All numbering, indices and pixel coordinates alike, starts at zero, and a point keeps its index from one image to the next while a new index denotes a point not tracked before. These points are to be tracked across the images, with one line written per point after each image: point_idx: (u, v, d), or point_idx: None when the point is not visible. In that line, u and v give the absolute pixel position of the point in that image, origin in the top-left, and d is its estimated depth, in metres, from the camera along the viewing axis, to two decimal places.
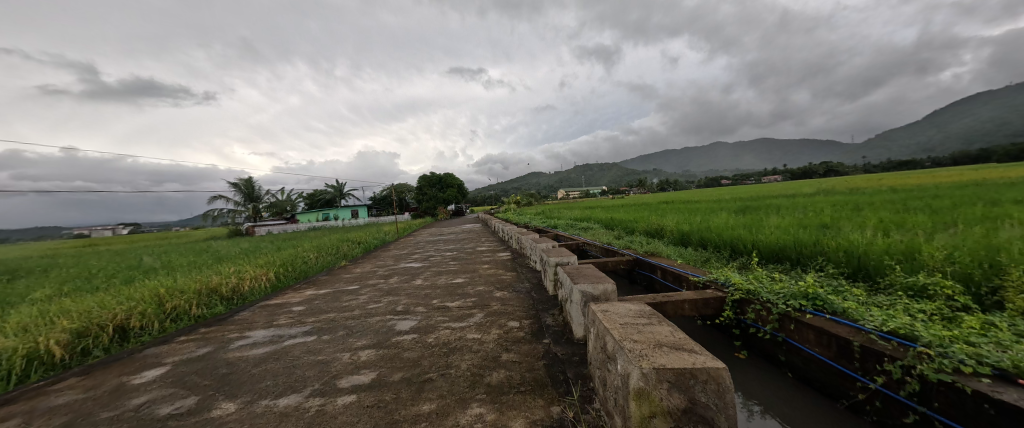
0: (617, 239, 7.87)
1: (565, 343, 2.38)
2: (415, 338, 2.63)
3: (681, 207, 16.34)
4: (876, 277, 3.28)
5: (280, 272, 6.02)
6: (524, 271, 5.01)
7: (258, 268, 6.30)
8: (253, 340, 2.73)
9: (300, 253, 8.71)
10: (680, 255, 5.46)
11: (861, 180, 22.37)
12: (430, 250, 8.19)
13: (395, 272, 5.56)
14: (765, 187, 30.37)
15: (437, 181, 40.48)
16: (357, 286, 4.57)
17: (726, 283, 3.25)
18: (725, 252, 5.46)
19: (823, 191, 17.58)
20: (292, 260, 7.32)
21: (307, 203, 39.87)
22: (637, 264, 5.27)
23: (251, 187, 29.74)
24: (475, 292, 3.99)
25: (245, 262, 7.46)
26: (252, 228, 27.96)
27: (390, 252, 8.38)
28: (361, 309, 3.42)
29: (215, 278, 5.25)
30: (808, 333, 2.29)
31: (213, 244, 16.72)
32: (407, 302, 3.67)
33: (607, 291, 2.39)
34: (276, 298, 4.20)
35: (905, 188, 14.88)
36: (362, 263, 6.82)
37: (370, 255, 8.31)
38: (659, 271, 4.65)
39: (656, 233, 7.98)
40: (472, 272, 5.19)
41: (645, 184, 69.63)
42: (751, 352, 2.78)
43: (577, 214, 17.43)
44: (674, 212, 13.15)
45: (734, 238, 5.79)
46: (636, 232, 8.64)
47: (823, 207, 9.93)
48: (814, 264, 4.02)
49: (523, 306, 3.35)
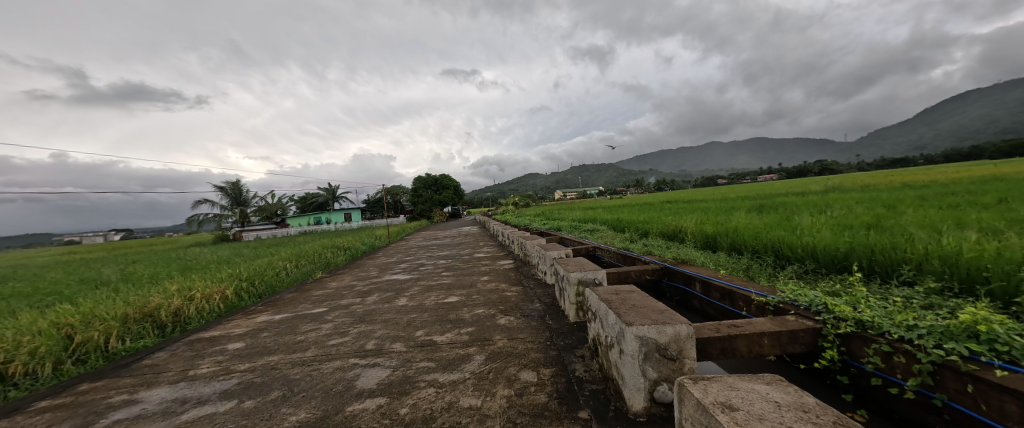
0: (631, 243, 7.01)
1: (616, 421, 1.52)
2: (381, 406, 1.73)
3: (690, 206, 15.55)
4: (1015, 298, 2.46)
5: (242, 289, 5.08)
6: (532, 286, 4.14)
7: (218, 283, 5.34)
8: (139, 412, 1.82)
9: (275, 263, 7.71)
10: (715, 262, 4.62)
11: (870, 177, 21.70)
12: (422, 258, 7.25)
13: (377, 287, 4.62)
14: (768, 185, 29.68)
15: (431, 183, 39.40)
16: (326, 309, 3.66)
17: (813, 308, 2.42)
18: (768, 258, 4.63)
19: (835, 189, 16.81)
20: (262, 272, 6.35)
21: (298, 206, 38.70)
22: (667, 274, 4.42)
23: (237, 191, 28.36)
24: (472, 317, 3.08)
25: (209, 274, 6.50)
26: (240, 233, 26.87)
27: (377, 260, 7.43)
28: (319, 349, 2.51)
29: (155, 299, 4.31)
30: (1001, 400, 1.44)
31: (192, 252, 15.65)
32: (383, 335, 2.76)
33: (680, 337, 1.52)
34: (217, 326, 3.26)
35: (924, 184, 14.17)
36: (342, 275, 5.87)
37: (355, 263, 7.38)
38: (697, 284, 3.81)
39: (675, 235, 7.13)
40: (470, 287, 4.28)
41: (643, 185, 69.15)
42: (872, 412, 1.96)
43: (578, 214, 16.57)
44: (685, 212, 12.33)
45: (776, 242, 4.96)
46: (651, 234, 7.78)
47: (852, 205, 9.14)
48: (902, 276, 3.19)
49: (537, 341, 2.46)
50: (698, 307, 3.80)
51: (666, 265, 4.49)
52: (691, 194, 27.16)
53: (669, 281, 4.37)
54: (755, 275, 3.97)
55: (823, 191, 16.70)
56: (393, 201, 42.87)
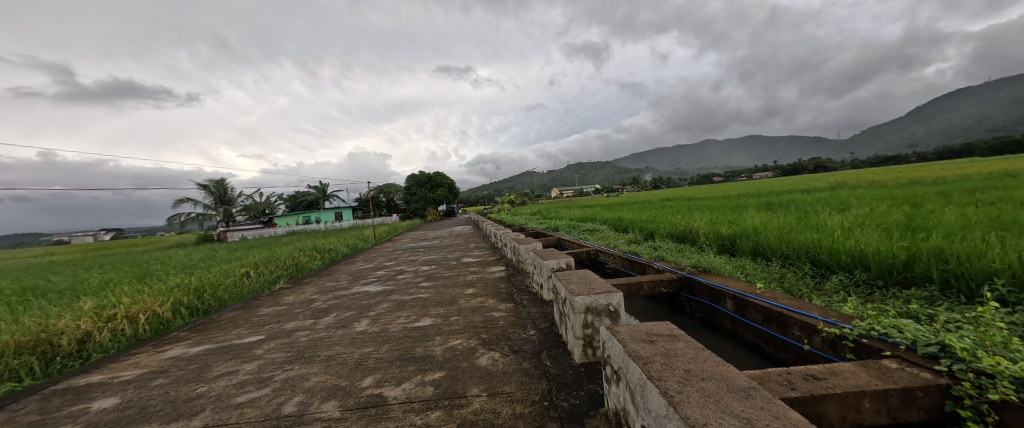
0: (636, 245, 6.32)
1: None
2: None
3: (691, 204, 14.92)
4: None
5: (180, 305, 4.26)
6: (526, 303, 3.39)
7: (155, 296, 4.52)
8: None
9: (239, 269, 6.87)
10: (742, 270, 3.92)
11: (873, 174, 21.21)
12: (403, 263, 6.45)
13: (339, 303, 3.83)
14: (767, 182, 29.15)
15: (424, 181, 38.44)
16: (263, 335, 2.88)
17: (924, 349, 1.70)
18: (803, 266, 3.95)
19: (839, 186, 16.26)
20: (217, 280, 5.55)
21: (286, 205, 37.61)
22: (687, 286, 3.69)
23: (221, 191, 27.50)
24: (443, 354, 2.31)
25: (155, 282, 5.68)
26: (224, 233, 25.93)
27: (353, 266, 6.62)
28: (213, 413, 1.74)
29: (60, 321, 3.49)
30: None
31: (166, 254, 14.72)
32: (316, 383, 1.99)
33: None
34: (106, 367, 2.46)
35: (933, 180, 13.66)
36: (306, 284, 5.06)
37: (328, 269, 6.59)
38: (729, 301, 3.08)
39: (685, 237, 6.44)
40: (449, 304, 3.50)
41: (639, 183, 68.72)
42: None
43: (576, 213, 15.86)
44: (689, 211, 11.69)
45: (809, 245, 4.29)
46: (658, 235, 7.08)
47: (868, 202, 8.55)
48: (1000, 294, 2.50)
49: (529, 401, 1.70)
50: (730, 330, 3.09)
51: (685, 274, 3.76)
52: (690, 192, 26.55)
53: (690, 294, 3.64)
54: (796, 289, 3.27)
55: (827, 188, 16.22)
56: (385, 200, 41.95)
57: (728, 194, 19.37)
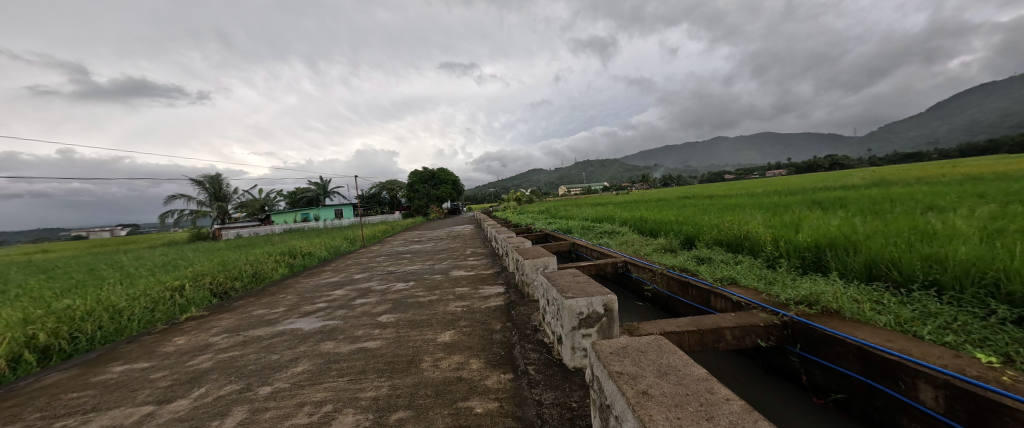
0: (679, 258, 4.86)
1: None
2: None
3: (721, 203, 13.33)
4: None
5: (25, 348, 2.91)
6: (535, 375, 1.95)
7: (3, 332, 3.17)
8: None
9: (175, 282, 5.52)
10: (885, 309, 2.41)
11: (914, 170, 19.27)
12: (376, 278, 5.01)
13: (234, 358, 2.40)
14: (791, 179, 27.26)
15: (428, 177, 36.95)
16: None
17: None
18: (980, 302, 2.45)
19: (887, 183, 14.44)
20: (122, 301, 4.18)
21: (286, 201, 36.45)
22: (803, 338, 2.22)
23: (216, 186, 26.48)
24: None
25: (48, 302, 4.35)
26: (219, 231, 25.00)
27: (313, 280, 5.23)
28: None
29: None
30: None
31: (143, 255, 13.60)
32: None
33: None
34: None
35: (1000, 176, 11.92)
36: (227, 312, 3.64)
37: (281, 284, 5.21)
38: (921, 386, 1.60)
39: (743, 248, 4.91)
40: (401, 372, 2.04)
41: (648, 180, 66.79)
42: None
43: (589, 213, 14.28)
44: (723, 210, 10.14)
45: (972, 267, 2.77)
46: (702, 242, 5.60)
47: (958, 200, 6.93)
48: None
49: None
50: None
51: (796, 317, 2.29)
52: (708, 190, 24.85)
53: (809, 353, 2.17)
54: None
55: (871, 185, 14.53)
56: (388, 197, 40.72)
57: (756, 192, 17.54)
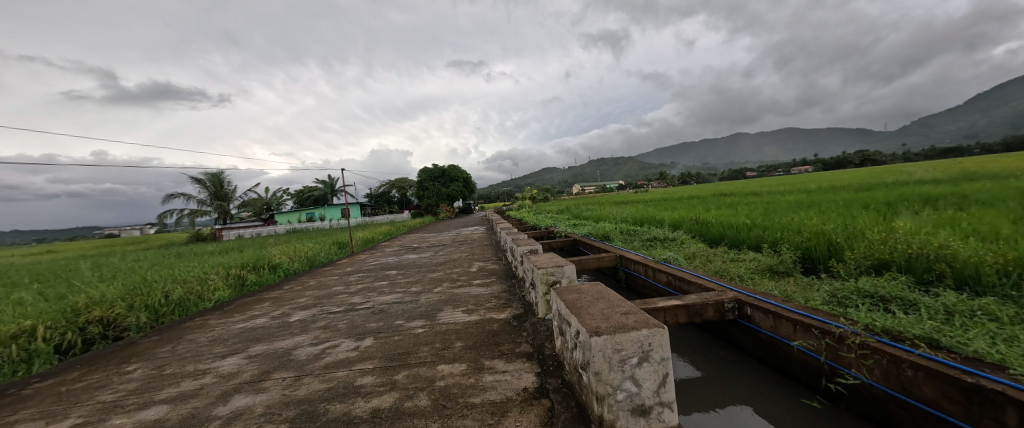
0: (833, 297, 2.77)
1: None
2: None
3: (784, 201, 10.99)
4: None
5: None
6: None
7: None
8: None
9: (29, 320, 3.66)
10: None
11: (997, 163, 16.44)
12: (317, 323, 3.06)
13: None
14: (838, 175, 24.40)
15: (438, 175, 35.36)
16: None
17: None
18: None
19: (988, 176, 11.83)
20: None
21: (292, 201, 35.24)
22: None
23: (217, 184, 25.30)
24: None
25: None
26: (218, 232, 23.80)
27: (224, 323, 3.31)
28: None
29: None
30: None
31: (115, 259, 12.10)
32: None
33: None
34: None
35: None
36: None
37: (174, 329, 3.32)
38: None
39: (949, 282, 2.77)
40: None
41: (668, 178, 63.81)
42: None
43: (620, 213, 12.13)
44: (804, 210, 7.84)
45: None
46: (847, 263, 3.45)
47: None
48: None
49: None
50: None
51: None
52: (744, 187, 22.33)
53: None
54: None
55: (967, 178, 11.94)
56: (398, 196, 39.52)
57: (814, 188, 15.08)
